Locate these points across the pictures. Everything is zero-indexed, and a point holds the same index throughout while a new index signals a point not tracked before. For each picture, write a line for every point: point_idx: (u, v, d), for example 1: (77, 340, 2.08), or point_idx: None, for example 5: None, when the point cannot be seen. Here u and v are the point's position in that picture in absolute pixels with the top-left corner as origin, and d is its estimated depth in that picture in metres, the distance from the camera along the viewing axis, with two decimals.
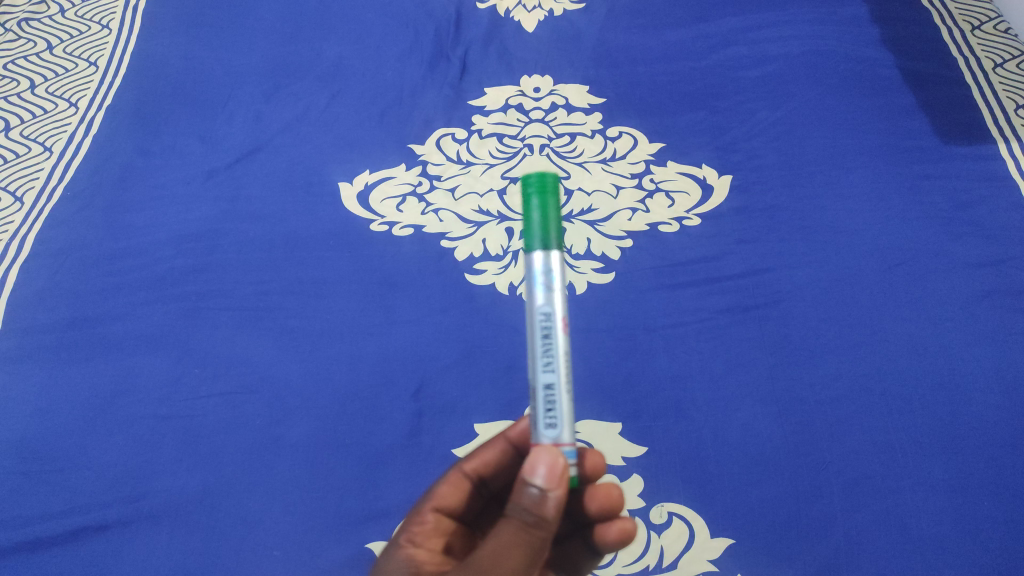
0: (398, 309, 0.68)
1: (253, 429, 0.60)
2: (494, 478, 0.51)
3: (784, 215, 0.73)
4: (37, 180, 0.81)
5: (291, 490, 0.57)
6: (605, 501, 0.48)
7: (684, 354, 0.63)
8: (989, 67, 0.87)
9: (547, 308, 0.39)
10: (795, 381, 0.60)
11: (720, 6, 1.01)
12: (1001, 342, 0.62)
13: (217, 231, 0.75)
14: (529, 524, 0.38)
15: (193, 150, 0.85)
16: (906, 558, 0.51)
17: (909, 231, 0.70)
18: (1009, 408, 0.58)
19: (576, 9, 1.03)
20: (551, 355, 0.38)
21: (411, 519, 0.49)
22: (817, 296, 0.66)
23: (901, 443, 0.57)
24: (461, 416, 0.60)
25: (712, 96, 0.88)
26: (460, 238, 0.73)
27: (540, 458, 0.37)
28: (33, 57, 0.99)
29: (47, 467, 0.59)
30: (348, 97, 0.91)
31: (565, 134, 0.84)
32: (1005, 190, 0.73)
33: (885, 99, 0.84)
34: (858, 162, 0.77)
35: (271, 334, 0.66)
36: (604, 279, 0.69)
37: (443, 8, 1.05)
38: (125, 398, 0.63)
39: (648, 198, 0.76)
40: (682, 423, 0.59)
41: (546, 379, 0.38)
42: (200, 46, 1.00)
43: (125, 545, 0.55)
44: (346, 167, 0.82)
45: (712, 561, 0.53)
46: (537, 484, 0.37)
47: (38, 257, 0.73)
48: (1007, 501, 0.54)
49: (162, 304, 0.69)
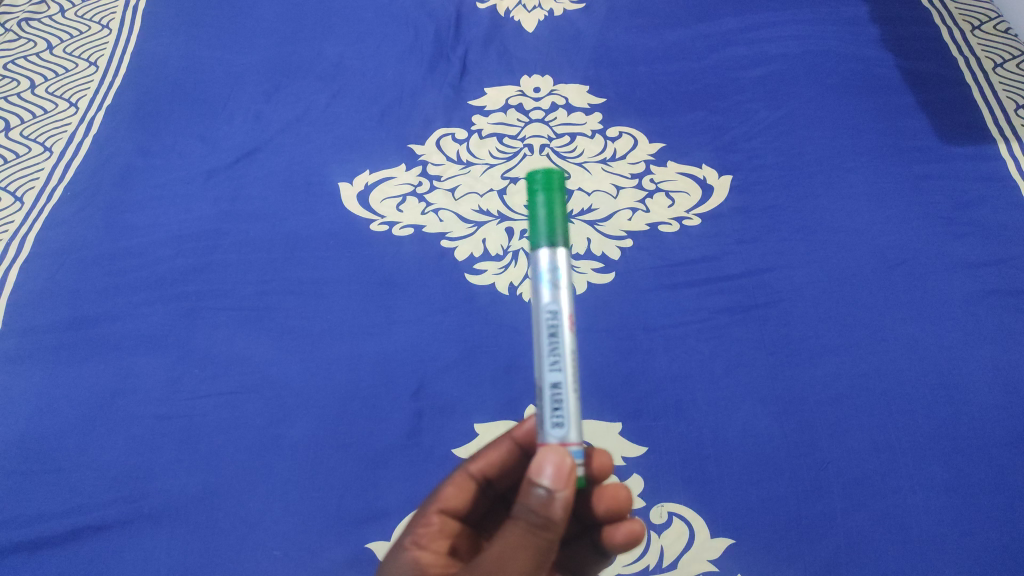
0: (398, 309, 0.68)
1: (252, 429, 0.60)
2: (500, 479, 0.51)
3: (783, 215, 0.73)
4: (37, 180, 0.81)
5: (291, 490, 0.57)
6: (612, 502, 0.48)
7: (684, 354, 0.63)
8: (989, 67, 0.87)
9: (554, 306, 0.38)
10: (795, 381, 0.60)
11: (719, 7, 1.01)
12: (1001, 342, 0.62)
13: (217, 231, 0.75)
14: (535, 526, 0.38)
15: (193, 150, 0.85)
16: (906, 558, 0.51)
17: (909, 231, 0.70)
18: (1010, 408, 0.58)
19: (576, 9, 1.03)
20: (557, 353, 0.38)
21: (415, 521, 0.49)
22: (817, 296, 0.66)
23: (901, 442, 0.57)
24: (461, 416, 0.60)
25: (712, 96, 0.88)
26: (461, 237, 0.73)
27: (547, 459, 0.37)
28: (32, 57, 0.99)
29: (46, 467, 0.59)
30: (348, 97, 0.91)
31: (565, 134, 0.84)
32: (1005, 190, 0.73)
33: (885, 99, 0.84)
34: (858, 162, 0.77)
35: (271, 334, 0.66)
36: (604, 279, 0.69)
37: (442, 7, 1.05)
38: (126, 398, 0.63)
39: (648, 198, 0.76)
40: (681, 422, 0.59)
41: (552, 378, 0.38)
42: (201, 46, 1.00)
43: (124, 545, 0.55)
44: (346, 167, 0.82)
45: (711, 561, 0.53)
46: (544, 485, 0.37)
47: (38, 258, 0.73)
48: (1006, 500, 0.54)
49: (161, 305, 0.69)
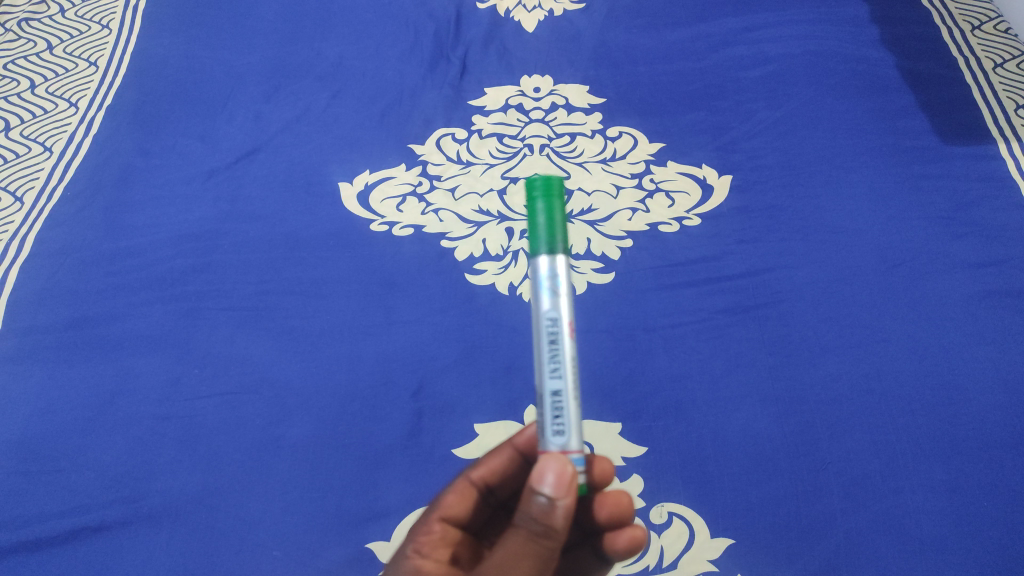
0: (398, 309, 0.68)
1: (252, 429, 0.60)
2: (501, 487, 0.51)
3: (782, 215, 0.73)
4: (37, 180, 0.81)
5: (291, 490, 0.57)
6: (615, 508, 0.48)
7: (683, 354, 0.63)
8: (989, 67, 0.87)
9: (554, 313, 0.38)
10: (795, 381, 0.60)
11: (719, 7, 1.01)
12: (1001, 342, 0.62)
13: (217, 231, 0.75)
14: (537, 534, 0.38)
15: (193, 150, 0.85)
16: (907, 558, 0.51)
17: (910, 231, 0.70)
18: (1010, 409, 0.58)
19: (576, 9, 1.03)
20: (557, 361, 0.38)
21: (417, 530, 0.49)
22: (817, 296, 0.66)
23: (901, 442, 0.57)
24: (461, 416, 0.60)
25: (712, 96, 0.88)
26: (460, 238, 0.73)
27: (548, 466, 0.37)
28: (32, 57, 0.99)
29: (46, 468, 0.59)
30: (348, 97, 0.91)
31: (565, 134, 0.84)
32: (1005, 190, 0.73)
33: (885, 99, 0.84)
34: (858, 162, 0.77)
35: (271, 334, 0.66)
36: (604, 279, 0.69)
37: (442, 8, 1.05)
38: (126, 399, 0.63)
39: (648, 198, 0.76)
40: (681, 423, 0.59)
41: (553, 386, 0.38)
42: (201, 46, 1.00)
43: (124, 545, 0.55)
44: (346, 167, 0.82)
45: (712, 561, 0.53)
46: (546, 493, 0.37)
47: (38, 258, 0.73)
48: (1006, 500, 0.54)
49: (161, 305, 0.69)
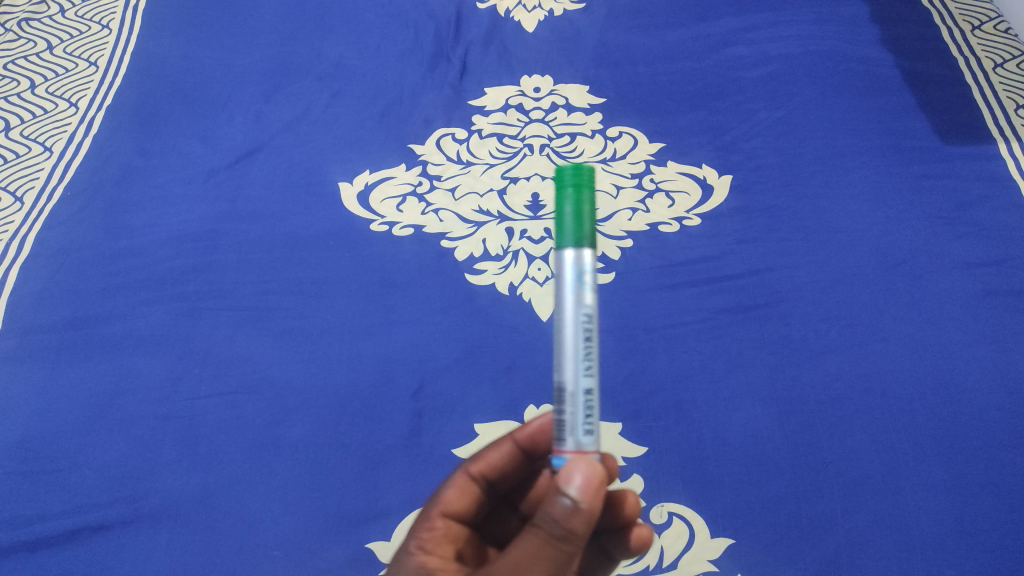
0: (398, 309, 0.68)
1: (252, 429, 0.60)
2: (501, 480, 0.51)
3: (782, 215, 0.73)
4: (37, 180, 0.81)
5: (292, 491, 0.57)
6: (620, 506, 0.48)
7: (684, 354, 0.63)
8: (988, 67, 0.87)
9: (588, 309, 0.38)
10: (794, 381, 0.60)
11: (719, 7, 1.01)
12: (1001, 342, 0.62)
13: (217, 231, 0.75)
14: (556, 537, 0.38)
15: (193, 150, 0.85)
16: (906, 558, 0.51)
17: (909, 232, 0.70)
18: (1009, 409, 0.58)
19: (576, 9, 1.03)
20: (591, 359, 0.38)
21: (419, 526, 0.48)
22: (817, 296, 0.66)
23: (901, 443, 0.57)
24: (461, 416, 0.60)
25: (712, 96, 0.88)
26: (460, 238, 0.73)
27: (576, 468, 0.37)
28: (32, 57, 0.99)
29: (45, 468, 0.59)
30: (348, 97, 0.91)
31: (565, 134, 0.84)
32: (1005, 190, 0.73)
33: (885, 99, 0.84)
34: (858, 162, 0.77)
35: (271, 335, 0.66)
36: (604, 279, 0.69)
37: (442, 7, 1.05)
38: (126, 399, 0.63)
39: (648, 198, 0.76)
40: (681, 422, 0.59)
41: (586, 384, 0.38)
42: (201, 46, 1.00)
43: (124, 544, 0.55)
44: (346, 167, 0.82)
45: (711, 561, 0.53)
46: (571, 496, 0.37)
47: (38, 258, 0.73)
48: (1005, 500, 0.54)
49: (161, 305, 0.69)
